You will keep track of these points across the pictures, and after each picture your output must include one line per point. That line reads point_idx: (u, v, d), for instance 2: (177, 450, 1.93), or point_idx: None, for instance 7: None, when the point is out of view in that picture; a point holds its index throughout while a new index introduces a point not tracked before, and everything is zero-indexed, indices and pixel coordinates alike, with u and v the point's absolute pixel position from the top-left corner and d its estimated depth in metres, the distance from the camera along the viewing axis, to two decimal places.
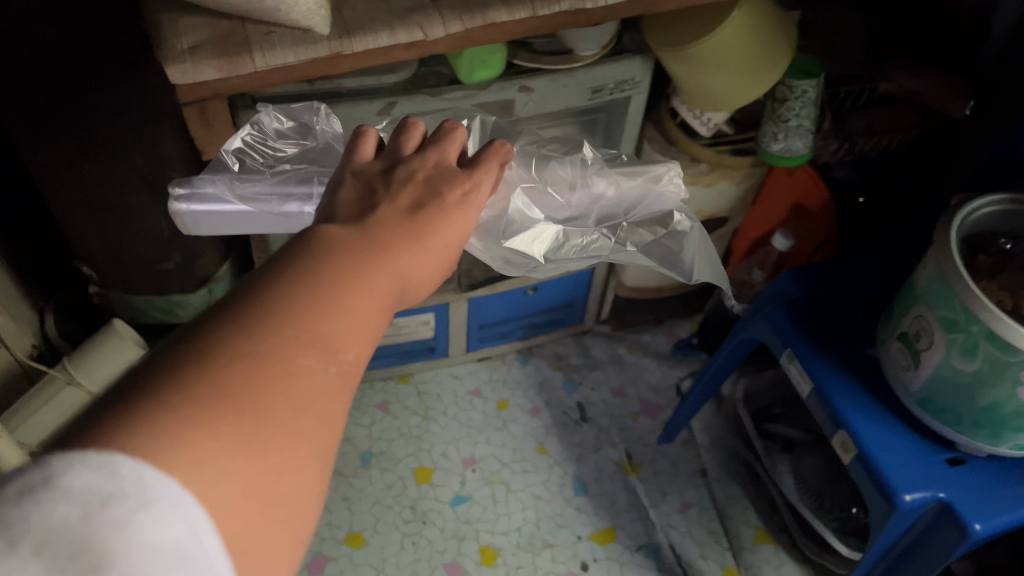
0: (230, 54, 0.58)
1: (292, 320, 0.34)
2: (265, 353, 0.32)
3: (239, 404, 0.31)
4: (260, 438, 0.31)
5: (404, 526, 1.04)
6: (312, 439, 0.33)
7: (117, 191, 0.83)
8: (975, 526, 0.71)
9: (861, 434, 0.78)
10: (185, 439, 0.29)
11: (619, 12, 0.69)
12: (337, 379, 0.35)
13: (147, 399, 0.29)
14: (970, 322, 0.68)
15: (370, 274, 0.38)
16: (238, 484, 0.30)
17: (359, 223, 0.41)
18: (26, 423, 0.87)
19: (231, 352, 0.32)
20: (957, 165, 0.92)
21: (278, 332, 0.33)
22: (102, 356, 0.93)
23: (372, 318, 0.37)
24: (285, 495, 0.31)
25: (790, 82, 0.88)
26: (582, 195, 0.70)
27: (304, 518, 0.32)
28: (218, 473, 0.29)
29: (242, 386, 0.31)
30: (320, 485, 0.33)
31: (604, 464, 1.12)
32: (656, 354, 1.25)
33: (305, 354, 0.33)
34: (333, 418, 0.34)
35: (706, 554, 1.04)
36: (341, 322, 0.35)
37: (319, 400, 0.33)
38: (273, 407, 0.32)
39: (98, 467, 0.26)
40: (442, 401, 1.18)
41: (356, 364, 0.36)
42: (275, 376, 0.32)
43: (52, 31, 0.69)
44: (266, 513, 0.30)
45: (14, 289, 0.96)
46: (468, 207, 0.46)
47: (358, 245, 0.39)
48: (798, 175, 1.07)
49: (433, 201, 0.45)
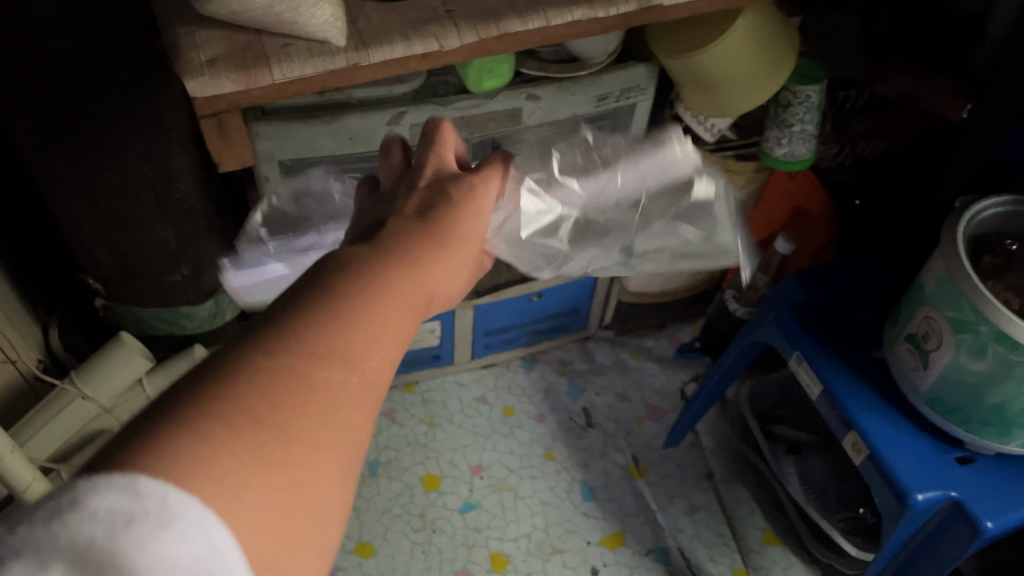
0: (248, 66, 0.59)
1: (311, 334, 0.33)
2: (284, 368, 0.32)
3: (258, 421, 0.30)
4: (280, 454, 0.30)
5: (413, 534, 1.04)
6: (334, 450, 0.32)
7: (126, 204, 0.83)
8: (986, 524, 0.72)
9: (870, 434, 0.79)
10: (206, 458, 0.28)
11: (629, 20, 0.69)
12: (360, 388, 0.34)
13: (170, 420, 0.29)
14: (978, 322, 0.69)
15: (391, 286, 0.38)
16: (261, 500, 0.29)
17: (380, 237, 0.42)
18: (33, 437, 0.88)
19: (250, 370, 0.31)
20: (954, 166, 0.94)
21: (297, 348, 0.33)
22: (111, 371, 0.91)
23: (395, 328, 0.37)
24: (308, 509, 0.31)
25: (794, 88, 0.88)
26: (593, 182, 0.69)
27: (330, 531, 0.32)
28: (240, 490, 0.28)
29: (260, 403, 0.31)
30: (345, 496, 0.33)
31: (611, 469, 1.12)
32: (659, 358, 1.26)
33: (324, 367, 0.33)
34: (357, 430, 0.34)
35: (715, 557, 1.04)
36: (360, 333, 0.35)
37: (340, 412, 0.33)
38: (294, 422, 0.31)
39: (123, 489, 0.26)
40: (448, 409, 1.18)
41: (379, 374, 0.35)
42: (293, 391, 0.32)
43: (65, 44, 0.69)
44: (291, 527, 0.30)
45: (19, 304, 0.96)
46: (478, 213, 0.46)
47: (377, 259, 0.39)
48: (800, 177, 1.07)
49: (445, 208, 0.45)
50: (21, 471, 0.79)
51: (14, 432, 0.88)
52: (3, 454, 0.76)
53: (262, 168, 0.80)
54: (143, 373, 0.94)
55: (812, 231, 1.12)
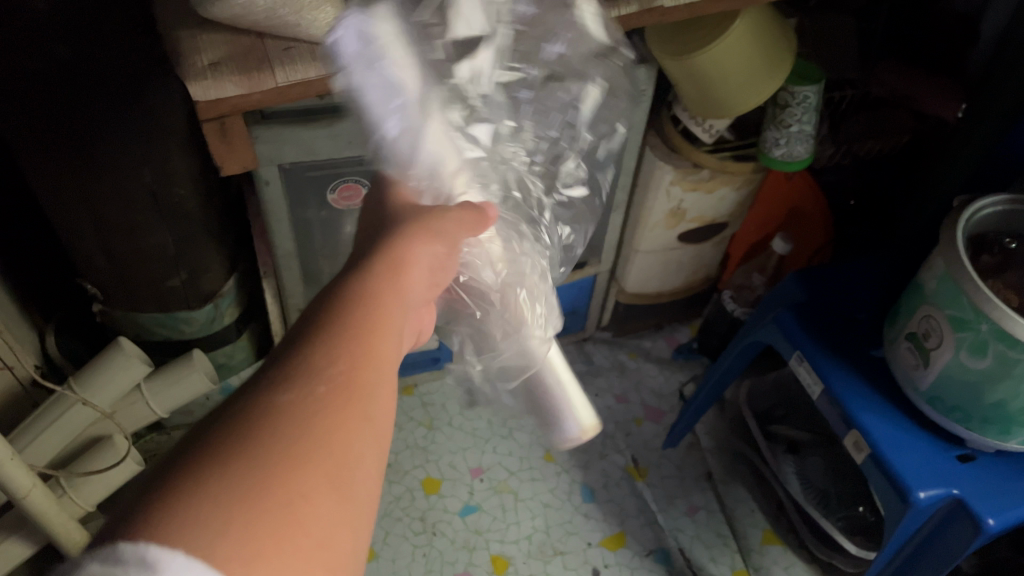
0: (251, 70, 0.59)
1: (276, 372, 0.35)
2: (253, 408, 0.32)
3: (231, 456, 0.30)
4: (262, 475, 0.30)
5: (413, 538, 1.03)
6: (320, 460, 0.32)
7: (126, 209, 0.83)
8: (989, 521, 0.72)
9: (872, 432, 0.79)
10: (189, 497, 0.28)
11: (631, 22, 0.70)
12: (331, 394, 0.34)
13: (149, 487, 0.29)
14: (979, 321, 0.69)
15: (352, 311, 0.39)
16: (254, 523, 0.28)
17: (355, 274, 0.44)
18: (31, 443, 0.87)
19: (215, 424, 0.32)
20: (946, 167, 0.93)
21: (261, 386, 0.34)
22: (111, 376, 0.90)
23: (365, 343, 0.38)
24: (307, 525, 0.30)
25: (792, 88, 0.89)
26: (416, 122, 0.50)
27: (341, 547, 0.31)
28: (226, 521, 0.28)
29: (234, 439, 0.31)
30: (352, 512, 0.32)
31: (611, 470, 1.12)
32: (657, 359, 1.26)
33: (287, 389, 0.34)
34: (348, 442, 0.33)
35: (715, 557, 1.05)
36: (320, 356, 0.36)
37: (315, 424, 0.33)
38: (272, 444, 0.31)
39: (104, 560, 0.24)
40: (447, 411, 1.18)
41: (361, 387, 0.36)
42: (263, 418, 0.32)
43: (66, 48, 0.68)
44: (291, 543, 0.29)
45: (16, 311, 0.95)
46: (432, 239, 0.50)
47: (333, 296, 0.41)
48: (799, 181, 1.06)
49: (400, 236, 0.49)
50: (21, 479, 0.78)
51: (13, 438, 0.87)
52: (2, 462, 0.75)
53: (262, 172, 0.79)
54: (141, 379, 0.94)
55: (810, 232, 1.13)
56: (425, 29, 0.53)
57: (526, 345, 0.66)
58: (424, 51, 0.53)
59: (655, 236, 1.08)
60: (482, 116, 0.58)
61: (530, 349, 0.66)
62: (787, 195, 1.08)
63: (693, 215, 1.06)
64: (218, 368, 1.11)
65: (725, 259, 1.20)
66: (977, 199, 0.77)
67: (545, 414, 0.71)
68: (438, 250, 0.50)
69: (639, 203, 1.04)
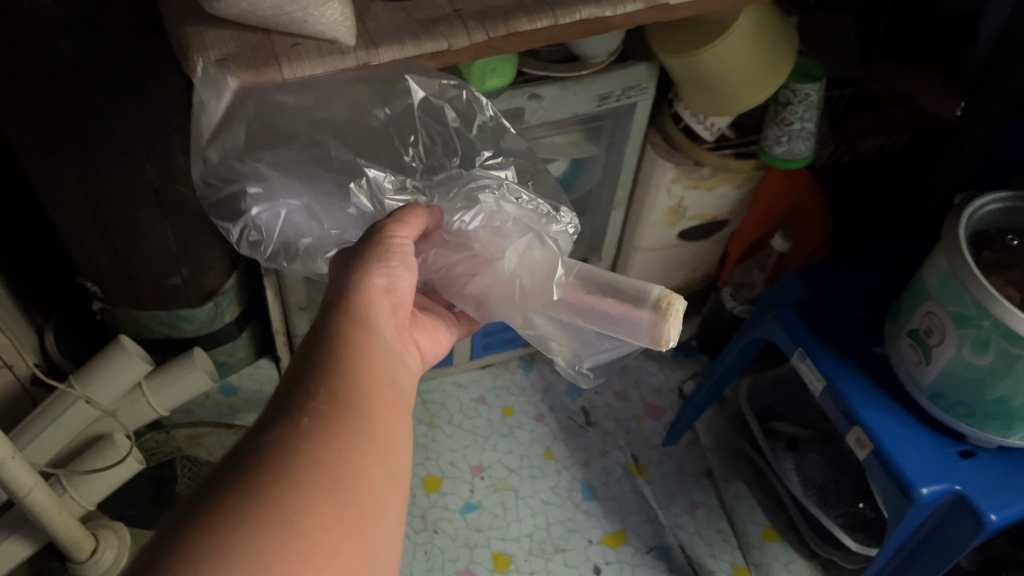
0: (258, 66, 0.58)
1: (264, 419, 0.39)
2: (245, 452, 0.37)
3: (232, 493, 0.35)
4: (259, 509, 0.34)
5: (415, 536, 1.03)
6: (309, 483, 0.36)
7: (129, 206, 0.82)
8: (990, 516, 0.73)
9: (874, 428, 0.80)
10: (196, 540, 0.33)
11: (637, 19, 0.69)
12: (313, 424, 0.39)
13: (164, 529, 0.34)
14: (982, 317, 0.69)
15: (324, 351, 0.44)
16: (255, 553, 0.33)
17: (340, 307, 0.47)
18: (32, 442, 0.87)
19: (216, 468, 0.37)
20: (947, 167, 0.93)
21: (251, 431, 0.39)
22: (110, 375, 0.90)
23: (340, 380, 0.42)
24: (307, 540, 0.34)
25: (794, 86, 0.89)
26: (308, 202, 0.62)
27: (345, 553, 0.36)
28: (227, 557, 0.32)
29: (233, 478, 0.36)
30: (352, 521, 0.37)
31: (612, 467, 1.13)
32: (657, 357, 1.27)
33: (274, 427, 0.38)
34: (336, 462, 0.38)
35: (716, 553, 1.05)
36: (301, 395, 0.41)
37: (302, 451, 0.37)
38: (266, 478, 0.36)
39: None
40: (448, 409, 1.18)
41: (341, 414, 0.40)
42: (257, 456, 0.37)
43: (68, 46, 0.68)
44: (294, 560, 0.34)
45: (15, 308, 0.95)
46: (392, 260, 0.51)
47: (315, 336, 0.45)
48: (794, 178, 1.06)
49: (352, 269, 0.50)
50: (23, 477, 0.77)
51: (15, 436, 0.88)
52: (3, 460, 0.75)
53: None
54: (142, 377, 0.93)
55: (809, 229, 1.11)
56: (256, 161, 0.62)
57: (524, 247, 0.61)
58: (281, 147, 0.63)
59: (655, 234, 1.08)
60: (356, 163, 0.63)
61: (542, 253, 0.62)
62: (784, 191, 1.09)
63: (693, 213, 1.06)
64: (219, 367, 1.11)
65: (723, 258, 1.21)
66: (979, 196, 0.78)
67: (618, 324, 0.60)
68: (402, 276, 0.52)
69: (640, 201, 1.04)
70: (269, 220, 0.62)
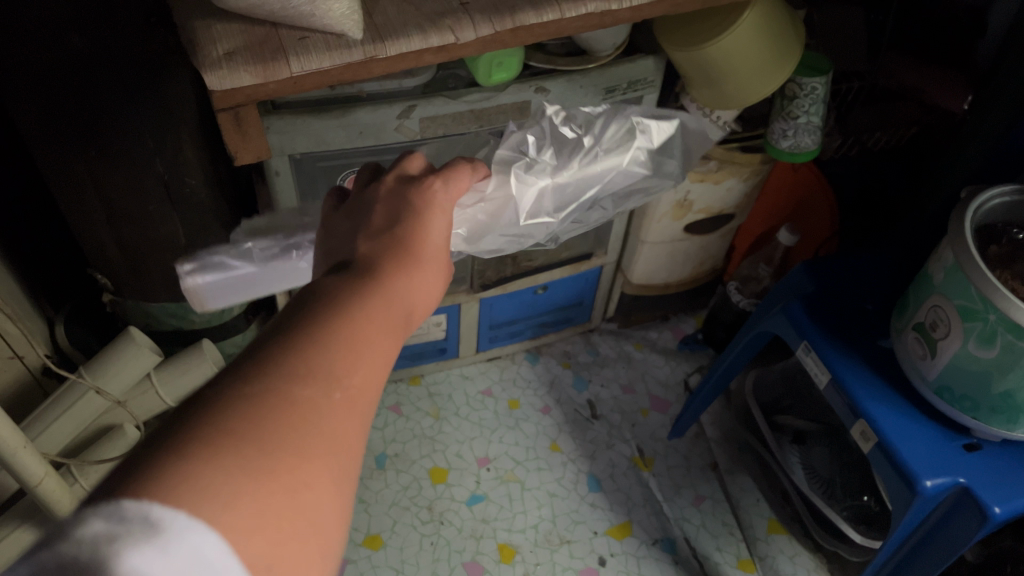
0: (267, 59, 0.59)
1: (287, 358, 0.35)
2: (266, 387, 0.33)
3: (240, 438, 0.31)
4: (262, 465, 0.30)
5: (421, 526, 1.04)
6: (324, 459, 0.33)
7: (137, 198, 0.83)
8: (995, 509, 0.73)
9: (881, 422, 0.80)
10: (196, 481, 0.28)
11: (644, 13, 0.69)
12: (343, 404, 0.35)
13: (158, 453, 0.29)
14: (988, 310, 0.69)
15: (363, 317, 0.39)
16: (257, 504, 0.29)
17: (373, 293, 0.41)
18: (44, 433, 0.88)
19: (227, 398, 0.32)
20: (960, 158, 0.92)
21: (256, 364, 0.34)
22: (121, 365, 0.90)
23: (369, 355, 0.38)
24: (306, 516, 0.31)
25: (800, 80, 0.89)
26: (559, 188, 0.70)
27: (334, 539, 0.32)
28: (233, 492, 0.29)
29: (242, 419, 0.31)
30: (344, 500, 0.33)
31: (617, 460, 1.13)
32: (663, 350, 1.28)
33: (305, 386, 0.34)
34: (349, 438, 0.34)
35: (721, 546, 1.05)
36: (336, 361, 0.36)
37: (328, 425, 0.33)
38: (281, 433, 0.32)
39: (108, 517, 0.26)
40: (454, 402, 1.19)
41: (365, 395, 0.36)
42: (275, 407, 0.32)
43: (79, 39, 0.69)
44: (290, 529, 0.30)
45: (25, 300, 0.96)
46: (421, 270, 0.45)
47: (352, 309, 0.39)
48: (802, 171, 1.08)
49: (398, 275, 0.43)
50: (35, 468, 0.78)
51: (26, 428, 0.88)
52: (13, 451, 0.75)
53: (273, 162, 0.80)
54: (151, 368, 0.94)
55: (816, 224, 1.12)
56: (595, 151, 0.71)
57: None
58: (565, 186, 0.71)
59: (661, 228, 1.08)
60: (517, 240, 0.72)
61: None
62: (793, 183, 1.10)
63: (700, 207, 1.06)
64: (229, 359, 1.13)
65: (728, 252, 1.23)
66: (985, 190, 0.78)
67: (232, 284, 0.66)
68: (429, 281, 0.45)
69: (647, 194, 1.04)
70: (556, 153, 0.70)
